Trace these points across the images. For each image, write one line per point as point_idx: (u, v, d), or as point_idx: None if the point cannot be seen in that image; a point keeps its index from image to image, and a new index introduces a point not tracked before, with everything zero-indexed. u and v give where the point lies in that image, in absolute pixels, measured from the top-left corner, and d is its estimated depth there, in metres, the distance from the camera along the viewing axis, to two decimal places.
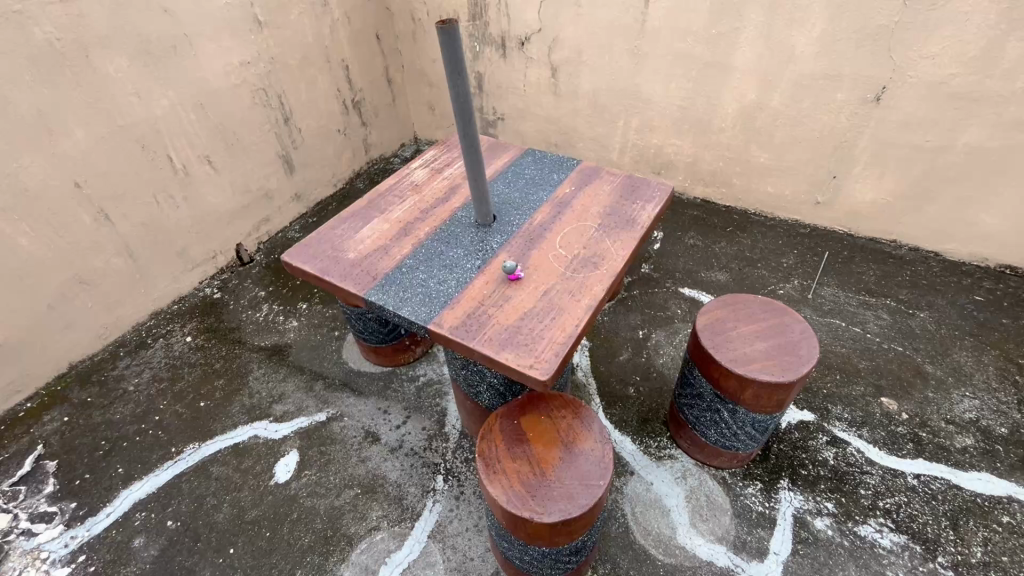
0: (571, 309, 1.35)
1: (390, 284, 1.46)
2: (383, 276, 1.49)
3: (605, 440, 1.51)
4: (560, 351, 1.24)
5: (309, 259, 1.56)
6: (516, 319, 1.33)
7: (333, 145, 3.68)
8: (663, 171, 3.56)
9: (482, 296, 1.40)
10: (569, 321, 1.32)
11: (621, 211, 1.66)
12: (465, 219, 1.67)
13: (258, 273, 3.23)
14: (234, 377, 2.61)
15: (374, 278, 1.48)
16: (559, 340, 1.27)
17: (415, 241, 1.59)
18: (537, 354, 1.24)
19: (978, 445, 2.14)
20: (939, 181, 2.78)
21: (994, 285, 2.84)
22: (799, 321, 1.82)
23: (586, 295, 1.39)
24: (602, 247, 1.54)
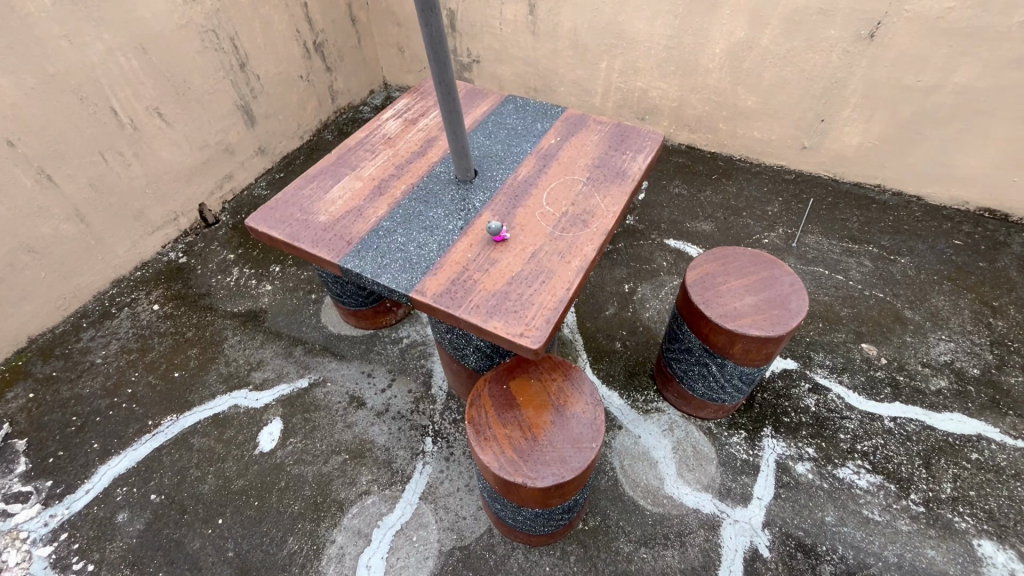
0: (561, 271, 1.28)
1: (366, 250, 1.36)
2: (359, 241, 1.38)
3: (596, 401, 1.49)
4: (550, 318, 1.18)
5: (277, 224, 1.44)
6: (503, 284, 1.25)
7: (295, 93, 3.41)
8: (647, 116, 3.42)
9: (467, 260, 1.31)
10: (560, 285, 1.25)
11: (610, 163, 1.56)
12: (444, 175, 1.55)
13: (225, 235, 3.05)
14: (209, 345, 2.51)
15: (348, 243, 1.38)
16: (549, 306, 1.20)
17: (391, 201, 1.48)
18: (527, 321, 1.18)
19: (951, 386, 2.21)
20: (928, 123, 2.71)
21: (972, 228, 2.86)
22: (788, 273, 1.79)
23: (576, 256, 1.31)
24: (591, 203, 1.45)
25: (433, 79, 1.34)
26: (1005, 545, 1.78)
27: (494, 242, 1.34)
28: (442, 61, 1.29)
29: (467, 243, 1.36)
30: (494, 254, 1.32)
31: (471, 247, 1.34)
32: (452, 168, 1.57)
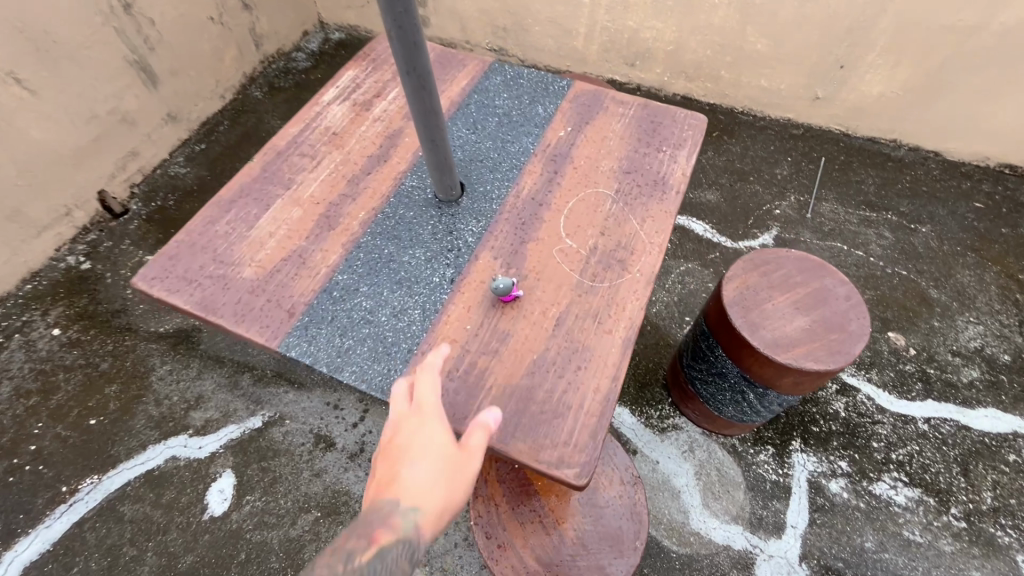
0: (600, 349, 0.91)
1: (317, 326, 0.94)
2: (304, 311, 0.96)
3: (633, 483, 1.33)
4: (598, 432, 0.83)
5: (179, 285, 0.99)
6: (523, 377, 0.88)
7: (207, 40, 2.70)
8: (638, 62, 2.93)
9: (465, 339, 0.92)
10: (602, 373, 0.89)
11: (643, 164, 1.16)
12: (418, 193, 1.11)
13: (138, 230, 2.48)
14: (131, 380, 2.04)
15: (289, 314, 0.95)
16: (593, 412, 0.85)
17: (346, 240, 1.04)
18: (565, 439, 0.82)
19: (983, 377, 2.04)
20: (961, 70, 2.37)
21: (993, 187, 2.62)
22: (843, 282, 1.49)
23: (618, 321, 0.94)
24: (627, 232, 1.06)
25: (398, 66, 0.86)
26: None
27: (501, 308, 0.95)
28: (413, 43, 0.82)
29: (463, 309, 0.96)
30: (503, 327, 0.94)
31: (470, 314, 0.94)
32: (427, 181, 1.13)
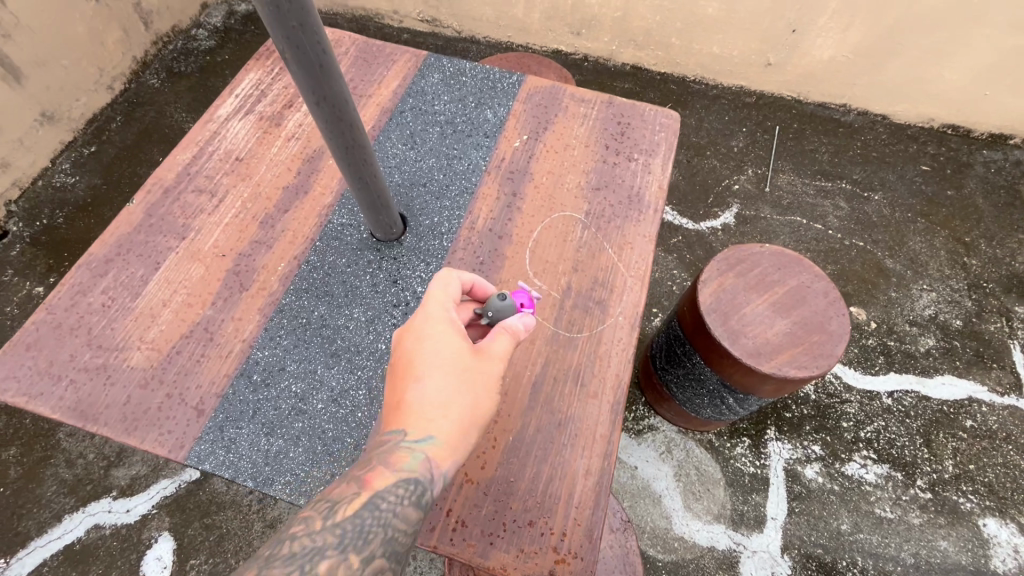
0: (587, 414, 0.92)
1: (230, 429, 0.92)
2: (216, 406, 0.94)
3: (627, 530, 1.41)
4: (592, 529, 0.83)
5: (46, 386, 0.94)
6: (507, 474, 0.87)
7: (83, 21, 2.26)
8: (585, 30, 2.72)
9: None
10: (593, 445, 0.90)
11: (613, 178, 1.14)
12: (355, 237, 1.10)
13: (23, 257, 2.10)
14: (34, 440, 1.75)
15: (198, 414, 0.93)
16: (586, 504, 0.85)
17: (264, 303, 1.03)
18: (557, 543, 0.83)
19: (939, 345, 2.08)
20: (910, 32, 2.33)
21: (937, 149, 2.65)
22: (820, 277, 1.41)
23: (602, 384, 0.94)
24: (604, 263, 1.05)
25: (307, 100, 0.77)
26: (1006, 520, 1.76)
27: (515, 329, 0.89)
28: (320, 70, 0.72)
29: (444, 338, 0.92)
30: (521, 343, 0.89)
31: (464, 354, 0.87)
32: (363, 225, 1.11)
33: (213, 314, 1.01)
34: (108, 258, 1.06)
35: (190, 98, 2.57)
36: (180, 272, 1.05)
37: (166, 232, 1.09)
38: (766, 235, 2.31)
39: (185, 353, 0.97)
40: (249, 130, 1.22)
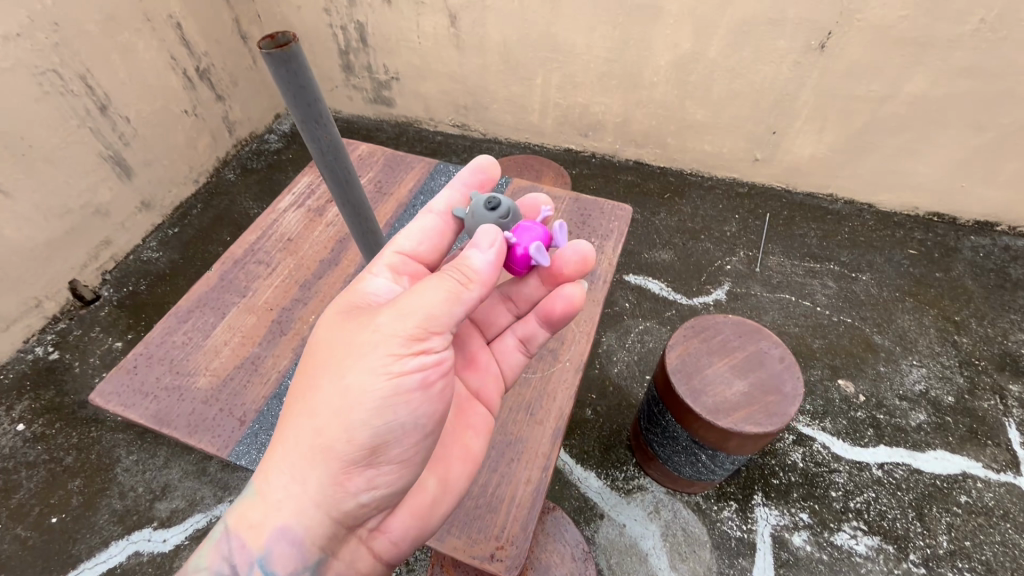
0: (533, 438, 1.21)
1: (262, 435, 1.17)
2: (254, 418, 1.20)
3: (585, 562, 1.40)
4: (526, 526, 1.10)
5: (133, 399, 1.23)
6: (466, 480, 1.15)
7: (182, 131, 2.84)
8: (591, 132, 3.13)
9: (483, 388, 1.19)
10: (535, 460, 1.18)
11: None
12: None
13: (109, 317, 2.51)
14: (95, 473, 2.03)
15: (240, 422, 1.19)
16: (523, 506, 1.12)
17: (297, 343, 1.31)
18: (498, 536, 1.09)
19: (930, 420, 2.13)
20: (879, 134, 2.59)
21: (924, 234, 2.81)
22: (776, 344, 1.59)
23: (549, 414, 1.24)
24: None
25: (336, 198, 1.15)
26: None
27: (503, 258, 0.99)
28: (344, 184, 1.10)
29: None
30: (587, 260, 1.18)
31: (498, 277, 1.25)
32: None
33: (259, 351, 1.30)
34: (188, 309, 1.39)
35: (258, 189, 3.09)
36: (238, 321, 1.35)
37: (232, 291, 1.42)
38: (755, 310, 2.49)
39: (236, 379, 1.26)
40: (300, 218, 1.58)
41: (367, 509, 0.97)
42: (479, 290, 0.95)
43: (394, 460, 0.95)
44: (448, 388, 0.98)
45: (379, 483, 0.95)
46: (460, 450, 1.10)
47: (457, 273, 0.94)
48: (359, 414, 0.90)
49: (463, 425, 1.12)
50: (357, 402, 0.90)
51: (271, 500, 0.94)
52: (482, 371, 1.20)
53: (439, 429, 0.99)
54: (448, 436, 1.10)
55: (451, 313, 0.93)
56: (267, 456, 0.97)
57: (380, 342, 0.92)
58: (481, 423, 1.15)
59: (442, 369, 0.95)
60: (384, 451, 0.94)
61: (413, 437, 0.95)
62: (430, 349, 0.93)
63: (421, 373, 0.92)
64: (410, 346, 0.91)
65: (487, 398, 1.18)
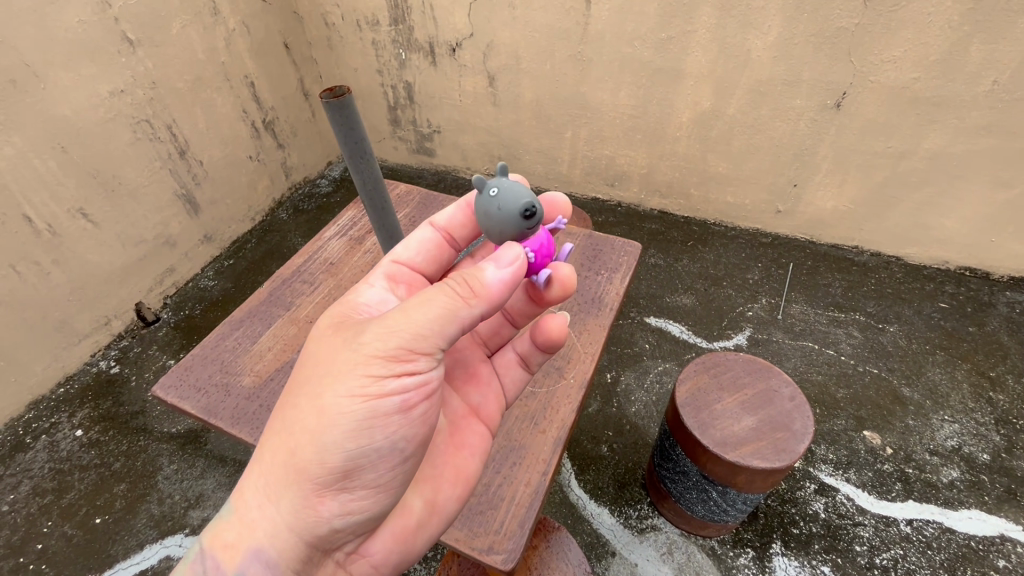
0: (535, 445, 1.35)
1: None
2: None
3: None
4: (524, 522, 1.22)
5: (188, 393, 1.41)
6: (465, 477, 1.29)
7: (245, 174, 3.18)
8: (617, 183, 3.29)
9: (482, 404, 1.32)
10: (536, 465, 1.32)
11: (588, 290, 1.71)
12: None
13: (166, 337, 2.75)
14: (140, 479, 2.19)
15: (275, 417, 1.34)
16: (523, 504, 1.25)
17: None
18: (496, 530, 1.21)
19: (964, 477, 2.05)
20: (902, 188, 2.63)
21: (956, 288, 2.77)
22: (787, 383, 1.62)
23: (553, 425, 1.39)
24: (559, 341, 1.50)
25: (374, 224, 1.33)
26: None
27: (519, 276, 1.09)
28: (381, 211, 1.28)
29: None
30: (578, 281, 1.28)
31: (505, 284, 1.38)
32: None
33: (297, 357, 1.46)
34: (241, 320, 1.58)
35: (307, 228, 3.37)
36: (282, 332, 1.53)
37: (278, 306, 1.60)
38: (777, 357, 2.49)
39: (276, 381, 1.41)
40: (342, 246, 1.78)
41: (341, 531, 1.05)
42: (480, 307, 1.03)
43: (367, 482, 1.04)
44: (426, 413, 1.07)
45: (352, 505, 1.04)
46: (452, 472, 1.19)
47: (464, 286, 1.03)
48: (332, 438, 0.98)
49: (458, 445, 1.23)
50: (332, 429, 0.98)
51: (250, 522, 1.02)
52: (483, 386, 1.34)
53: (415, 451, 1.08)
54: (438, 458, 1.20)
55: (434, 343, 1.02)
56: (245, 475, 1.05)
57: (359, 369, 0.99)
58: (478, 442, 1.26)
59: (421, 395, 1.04)
60: (357, 476, 1.03)
61: (388, 460, 1.04)
62: (411, 376, 1.01)
63: (401, 400, 1.01)
64: (388, 368, 0.99)
65: (485, 416, 1.31)
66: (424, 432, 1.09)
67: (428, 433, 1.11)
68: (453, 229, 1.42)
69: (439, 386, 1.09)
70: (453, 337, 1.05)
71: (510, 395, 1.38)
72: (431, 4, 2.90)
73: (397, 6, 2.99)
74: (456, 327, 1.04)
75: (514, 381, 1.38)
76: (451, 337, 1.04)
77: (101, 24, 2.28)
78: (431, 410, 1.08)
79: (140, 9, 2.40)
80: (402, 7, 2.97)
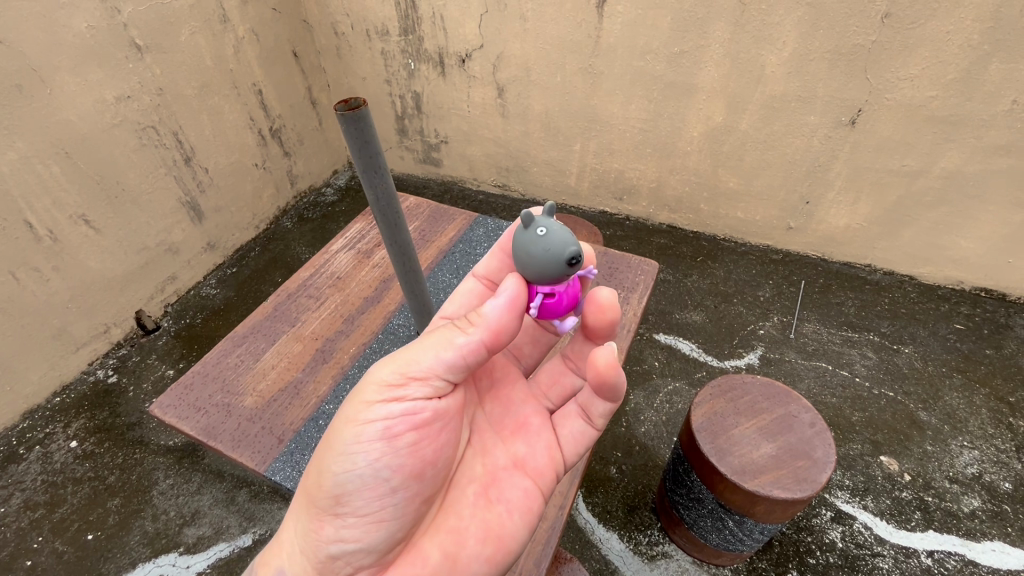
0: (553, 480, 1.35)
1: (297, 454, 1.28)
2: (291, 437, 1.32)
3: None
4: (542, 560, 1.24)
5: (188, 413, 1.36)
6: None
7: (250, 182, 3.15)
8: (626, 196, 3.24)
9: (529, 457, 1.21)
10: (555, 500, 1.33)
11: None
12: (401, 327, 1.54)
13: (165, 346, 2.70)
14: (134, 494, 2.13)
15: (279, 441, 1.31)
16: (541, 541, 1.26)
17: (338, 369, 1.44)
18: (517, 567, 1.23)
19: (985, 507, 2.00)
20: (917, 207, 2.59)
21: (971, 310, 2.72)
22: (807, 409, 1.57)
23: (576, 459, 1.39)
24: None
25: (385, 240, 1.29)
26: None
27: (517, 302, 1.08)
28: (393, 228, 1.24)
29: (531, 325, 1.43)
30: (613, 314, 1.16)
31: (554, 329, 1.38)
32: (408, 320, 1.56)
33: (302, 377, 1.43)
34: (244, 335, 1.55)
35: (311, 237, 3.33)
36: (287, 349, 1.50)
37: (284, 321, 1.57)
38: (790, 377, 2.43)
39: (279, 402, 1.38)
40: (349, 260, 1.75)
41: (341, 561, 1.04)
42: (478, 332, 1.05)
43: (357, 513, 1.01)
44: (417, 445, 1.04)
45: (345, 535, 1.02)
46: (482, 526, 1.10)
47: (463, 321, 1.08)
48: (330, 460, 1.02)
49: (493, 498, 1.14)
50: (332, 448, 1.03)
51: (281, 543, 1.11)
52: (532, 437, 1.24)
53: (408, 485, 1.03)
54: (466, 508, 1.12)
55: (425, 369, 1.04)
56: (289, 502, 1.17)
57: (359, 393, 1.06)
58: (517, 496, 1.15)
59: (408, 421, 1.03)
60: (346, 502, 1.01)
61: (374, 489, 1.01)
62: (400, 403, 1.03)
63: (385, 424, 1.01)
64: (384, 396, 1.03)
65: (532, 470, 1.20)
66: (417, 465, 1.04)
67: (427, 470, 1.06)
68: (493, 276, 1.39)
69: (438, 418, 1.07)
70: (448, 369, 1.05)
71: (566, 450, 1.26)
72: (441, 16, 2.88)
73: (407, 17, 2.98)
74: (449, 358, 1.04)
75: (573, 434, 1.27)
76: (445, 366, 1.05)
77: (110, 31, 2.27)
78: (425, 442, 1.05)
79: (149, 15, 2.38)
80: (413, 18, 2.96)
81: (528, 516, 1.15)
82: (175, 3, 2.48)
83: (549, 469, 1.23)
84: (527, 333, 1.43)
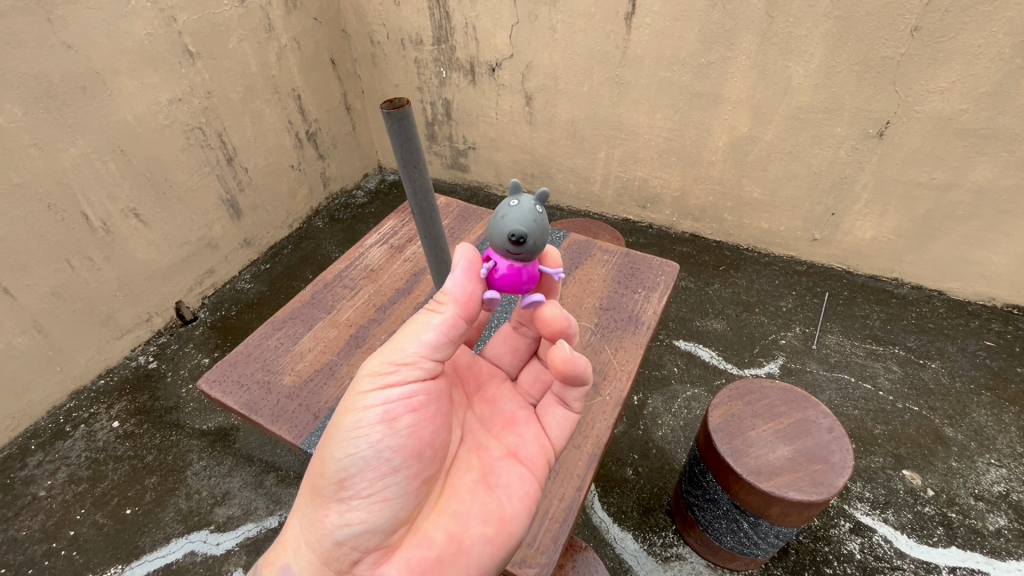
0: (569, 461, 1.39)
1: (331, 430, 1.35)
2: (325, 414, 1.38)
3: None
4: (558, 538, 1.26)
5: (231, 388, 1.46)
6: None
7: (286, 182, 3.29)
8: (649, 205, 3.28)
9: (520, 447, 1.28)
10: (570, 481, 1.36)
11: (624, 307, 1.74)
12: None
13: (202, 336, 2.83)
14: (170, 473, 2.24)
15: (313, 417, 1.38)
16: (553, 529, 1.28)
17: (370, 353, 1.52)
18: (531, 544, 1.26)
19: (1011, 526, 1.96)
20: (946, 221, 2.56)
21: (1003, 327, 2.66)
22: (825, 414, 1.58)
23: (588, 440, 1.43)
24: (603, 359, 1.60)
25: (420, 232, 1.36)
26: None
27: (473, 269, 1.20)
28: (429, 219, 1.31)
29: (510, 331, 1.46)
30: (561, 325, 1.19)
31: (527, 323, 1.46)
32: None
33: (336, 360, 1.51)
34: (283, 321, 1.64)
35: (341, 236, 3.46)
36: (322, 334, 1.58)
37: (320, 309, 1.66)
38: (811, 387, 2.42)
39: (314, 382, 1.46)
40: (382, 254, 1.84)
41: (348, 547, 1.09)
42: (450, 306, 1.15)
43: (361, 495, 1.08)
44: (417, 426, 1.11)
45: (350, 518, 1.08)
46: (482, 508, 1.17)
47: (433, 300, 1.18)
48: (330, 449, 1.09)
49: (491, 484, 1.21)
50: (334, 438, 1.10)
51: (286, 542, 1.16)
52: (521, 430, 1.31)
53: (409, 465, 1.10)
54: (466, 492, 1.19)
55: (411, 354, 1.12)
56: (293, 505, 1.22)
57: (355, 387, 1.13)
58: (513, 482, 1.22)
59: (407, 404, 1.11)
60: (349, 487, 1.08)
61: (378, 470, 1.08)
62: (396, 388, 1.10)
63: (384, 409, 1.09)
64: (378, 383, 1.10)
65: (524, 458, 1.27)
66: (417, 445, 1.11)
67: (427, 452, 1.13)
68: None
69: (431, 402, 1.14)
70: (433, 350, 1.14)
71: (555, 437, 1.32)
72: (474, 26, 2.99)
73: (441, 27, 3.09)
74: (431, 338, 1.13)
75: (557, 425, 1.33)
76: (429, 348, 1.13)
77: (166, 38, 2.43)
78: (424, 424, 1.13)
79: (201, 23, 2.54)
80: (446, 28, 3.07)
81: (526, 501, 1.21)
82: (225, 13, 2.64)
83: (541, 458, 1.29)
84: (507, 340, 1.46)
